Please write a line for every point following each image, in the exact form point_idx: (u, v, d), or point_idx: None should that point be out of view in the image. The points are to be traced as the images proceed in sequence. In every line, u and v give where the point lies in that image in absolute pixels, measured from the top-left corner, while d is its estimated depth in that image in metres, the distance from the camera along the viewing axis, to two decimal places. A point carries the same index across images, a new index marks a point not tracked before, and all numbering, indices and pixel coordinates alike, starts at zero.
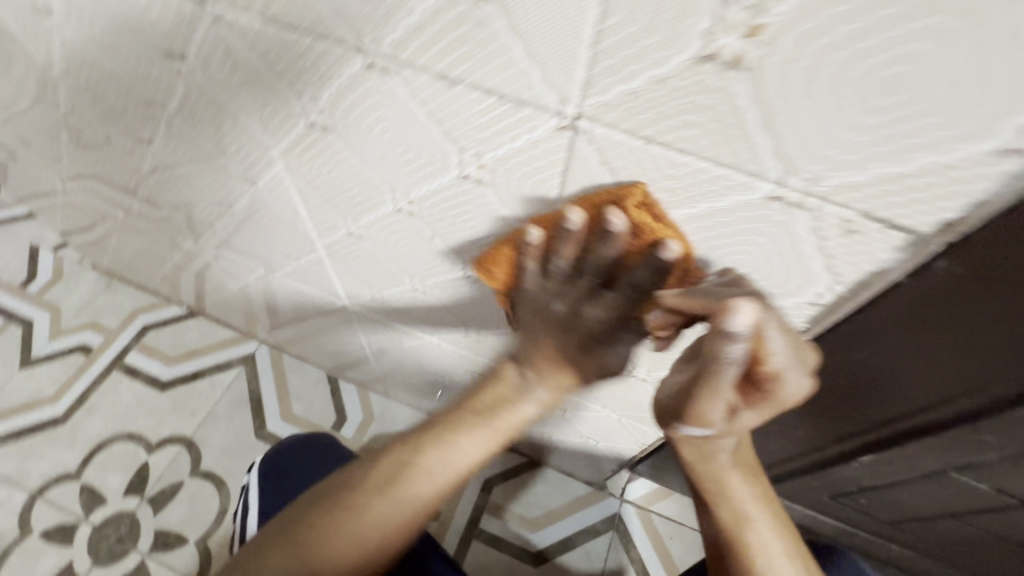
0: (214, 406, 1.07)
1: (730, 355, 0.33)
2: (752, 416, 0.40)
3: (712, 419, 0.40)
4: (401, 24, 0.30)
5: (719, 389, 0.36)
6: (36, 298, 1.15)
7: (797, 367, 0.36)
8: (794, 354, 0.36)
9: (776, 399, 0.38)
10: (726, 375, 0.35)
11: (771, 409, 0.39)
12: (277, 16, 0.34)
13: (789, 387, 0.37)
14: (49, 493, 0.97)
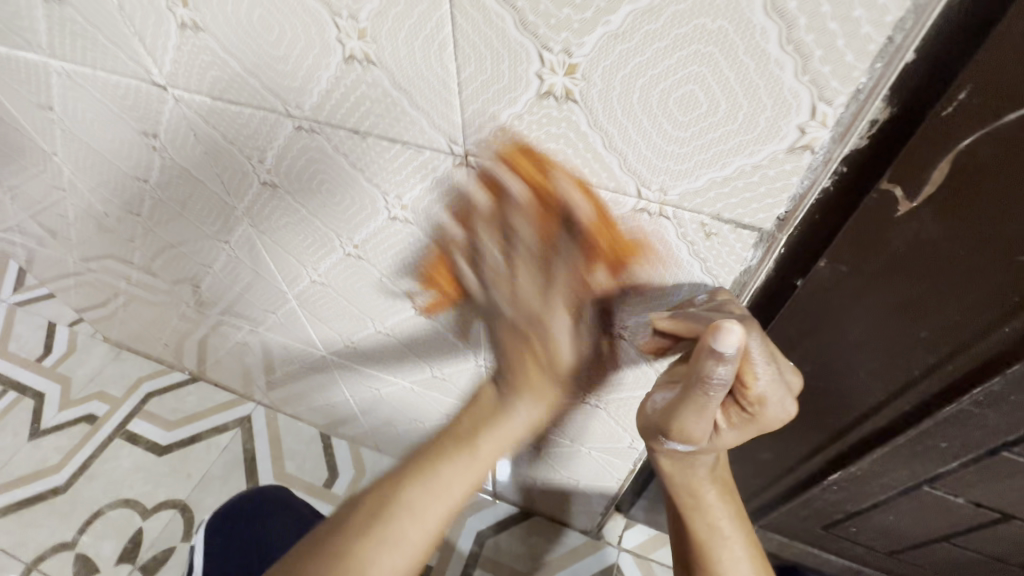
0: (209, 468, 1.09)
1: (720, 381, 0.32)
2: (733, 434, 0.39)
3: (693, 435, 0.39)
4: (315, 91, 0.36)
5: (703, 411, 0.35)
6: (51, 372, 1.23)
7: (783, 391, 0.36)
8: (777, 376, 0.35)
9: (757, 419, 0.37)
10: (713, 399, 0.34)
11: (750, 428, 0.38)
12: (222, 94, 0.40)
13: (769, 408, 0.37)
14: (45, 563, 0.98)
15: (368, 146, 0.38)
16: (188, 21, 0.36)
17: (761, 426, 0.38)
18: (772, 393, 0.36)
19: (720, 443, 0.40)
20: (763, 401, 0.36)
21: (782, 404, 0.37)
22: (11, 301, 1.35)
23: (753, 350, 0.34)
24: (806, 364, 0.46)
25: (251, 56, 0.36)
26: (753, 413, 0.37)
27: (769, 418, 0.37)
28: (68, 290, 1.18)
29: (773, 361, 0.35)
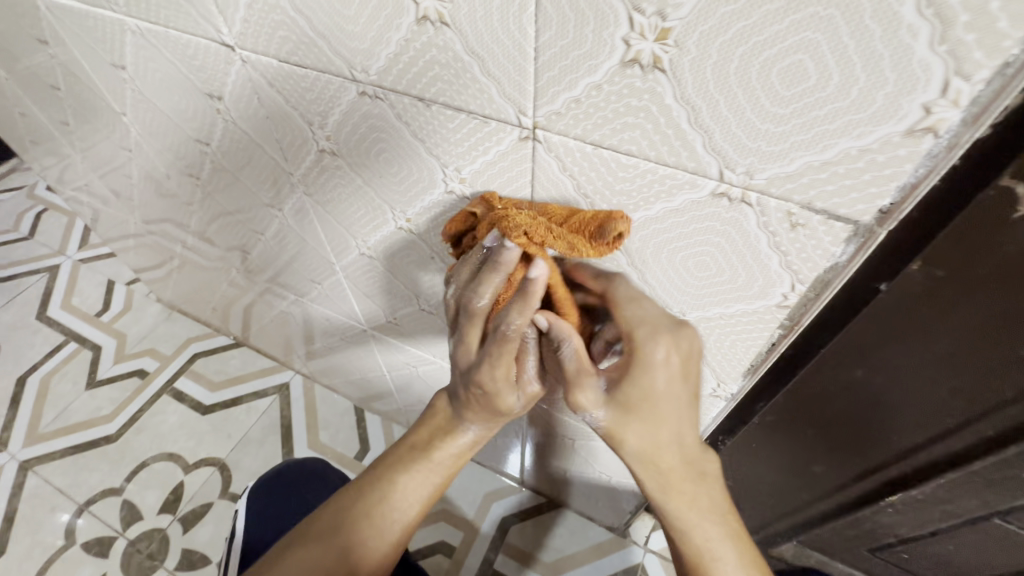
0: (248, 430, 1.12)
1: (559, 334, 0.39)
2: (650, 390, 0.39)
3: (587, 395, 0.41)
4: (382, 54, 0.35)
5: (567, 359, 0.40)
6: (109, 326, 1.31)
7: (656, 333, 0.38)
8: (647, 318, 0.38)
9: (644, 362, 0.38)
10: (568, 352, 0.40)
11: (653, 383, 0.39)
12: (289, 56, 0.40)
13: (656, 355, 0.38)
14: (95, 505, 1.03)
15: (432, 116, 0.37)
16: None
17: (656, 377, 0.39)
18: (644, 328, 0.38)
19: (639, 407, 0.39)
20: (639, 342, 0.38)
21: (666, 347, 0.38)
22: (75, 256, 1.46)
23: (615, 292, 0.39)
24: (877, 376, 0.42)
25: (322, 17, 0.35)
26: (637, 358, 0.39)
27: (657, 365, 0.38)
28: (127, 250, 1.24)
29: (640, 302, 0.39)
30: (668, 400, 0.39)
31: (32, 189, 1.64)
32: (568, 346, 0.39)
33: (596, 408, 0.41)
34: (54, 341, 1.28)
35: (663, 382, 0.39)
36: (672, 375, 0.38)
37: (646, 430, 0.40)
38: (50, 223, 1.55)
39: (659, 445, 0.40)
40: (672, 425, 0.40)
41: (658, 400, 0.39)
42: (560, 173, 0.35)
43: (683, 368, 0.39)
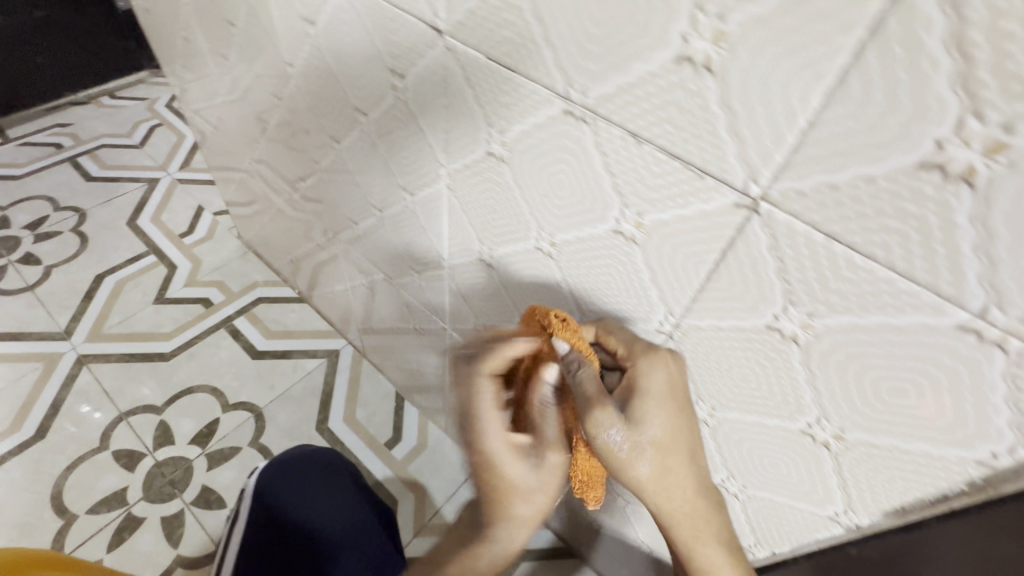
0: (291, 387, 1.13)
1: (573, 360, 0.40)
2: (650, 418, 0.41)
3: (608, 416, 0.39)
4: (614, 81, 0.33)
5: (583, 384, 0.40)
6: (188, 249, 1.35)
7: (651, 358, 0.42)
8: (635, 342, 0.43)
9: (651, 389, 0.41)
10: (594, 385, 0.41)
11: (654, 412, 0.41)
12: (501, 57, 0.38)
13: (656, 381, 0.41)
14: (134, 417, 1.05)
15: (636, 155, 0.35)
16: None
17: (660, 409, 0.41)
18: (639, 353, 0.42)
19: (648, 430, 0.40)
20: (636, 366, 0.42)
21: (661, 374, 0.42)
22: (174, 175, 1.52)
23: (593, 332, 0.44)
24: (966, 564, 0.34)
25: (564, 28, 0.33)
26: (641, 382, 0.41)
27: (659, 390, 0.41)
28: (226, 184, 1.28)
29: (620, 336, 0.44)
30: (673, 426, 0.42)
31: (154, 104, 1.73)
32: (582, 371, 0.40)
33: (614, 429, 0.39)
34: (137, 250, 1.34)
35: (667, 410, 0.41)
36: (670, 398, 0.42)
37: (657, 447, 0.41)
38: (159, 138, 1.63)
39: (667, 460, 0.42)
40: (681, 438, 0.42)
41: (661, 429, 0.41)
42: (766, 251, 0.32)
43: (676, 396, 0.42)
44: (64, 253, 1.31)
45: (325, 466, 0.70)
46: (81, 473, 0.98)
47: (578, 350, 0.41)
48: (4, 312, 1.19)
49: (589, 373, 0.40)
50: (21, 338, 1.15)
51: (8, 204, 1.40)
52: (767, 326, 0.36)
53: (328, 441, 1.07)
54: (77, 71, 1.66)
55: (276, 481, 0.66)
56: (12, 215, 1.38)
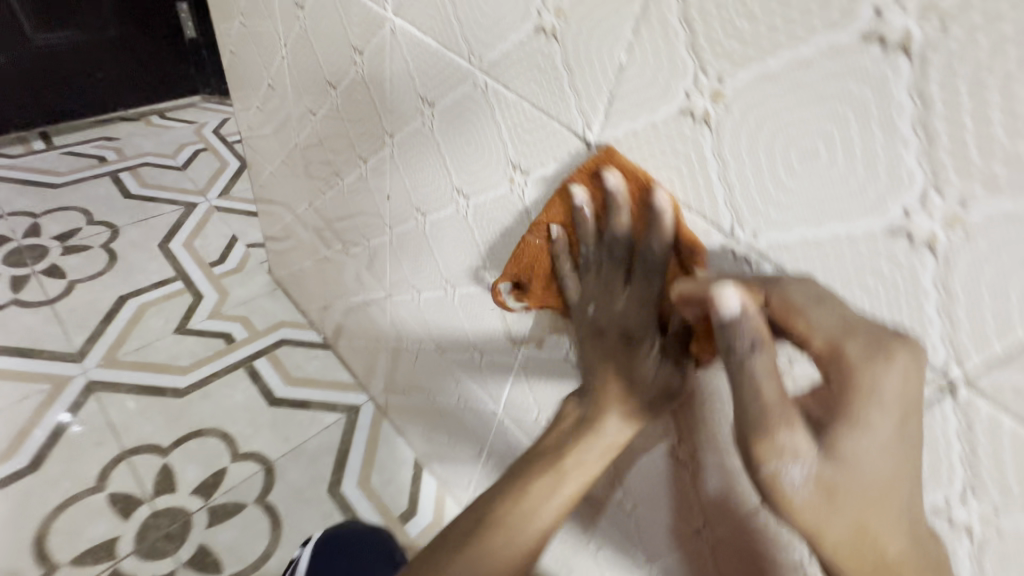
0: (306, 441, 1.06)
1: (748, 341, 0.29)
2: (859, 447, 0.27)
3: (789, 436, 0.27)
4: (799, 232, 0.31)
5: (760, 383, 0.28)
6: (216, 280, 1.32)
7: (877, 350, 0.27)
8: (848, 326, 0.29)
9: (873, 397, 0.27)
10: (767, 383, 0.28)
11: (868, 437, 0.27)
12: (656, 181, 0.37)
13: (882, 391, 0.27)
14: (136, 457, 0.99)
15: None
16: (699, 112, 0.32)
17: (882, 431, 0.27)
18: (856, 339, 0.28)
19: (855, 463, 0.27)
20: (851, 363, 0.27)
21: (899, 378, 0.27)
22: (213, 202, 1.51)
23: (789, 297, 0.30)
24: None
25: (749, 171, 0.31)
26: (861, 385, 0.27)
27: (884, 405, 0.27)
28: (266, 219, 1.25)
29: (826, 306, 0.29)
30: (898, 461, 0.27)
31: (200, 128, 1.74)
32: (757, 359, 0.28)
33: (797, 457, 0.27)
34: (164, 274, 1.30)
35: (881, 452, 0.27)
36: (900, 420, 0.27)
37: (866, 492, 0.27)
38: (202, 162, 1.63)
39: (878, 517, 0.27)
40: (897, 489, 0.28)
41: (879, 466, 0.27)
42: (953, 434, 0.30)
43: (908, 416, 0.27)
44: (90, 269, 1.28)
45: (383, 551, 0.67)
46: (71, 516, 0.91)
47: (757, 324, 0.29)
48: (18, 324, 1.15)
49: (767, 368, 0.28)
50: (31, 355, 1.10)
51: (41, 211, 1.38)
52: (933, 506, 0.33)
53: (338, 507, 0.99)
54: (133, 89, 1.68)
55: (330, 559, 0.63)
56: (43, 223, 1.35)
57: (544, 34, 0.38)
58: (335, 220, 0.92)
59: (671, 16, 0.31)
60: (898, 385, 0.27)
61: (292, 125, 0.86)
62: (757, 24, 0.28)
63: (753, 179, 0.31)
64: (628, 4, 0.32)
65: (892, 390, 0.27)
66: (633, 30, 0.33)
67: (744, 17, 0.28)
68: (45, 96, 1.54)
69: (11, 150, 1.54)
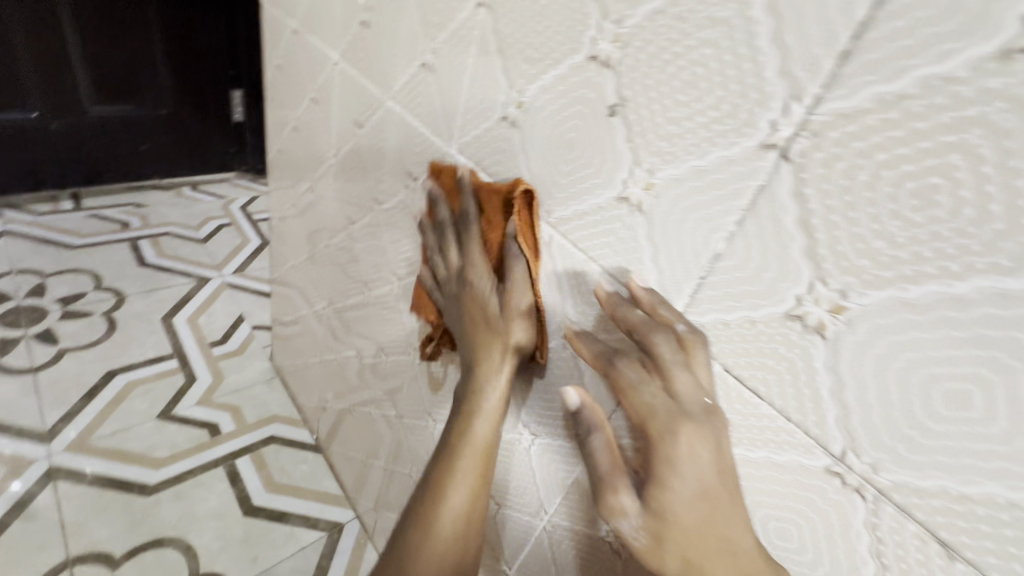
0: (277, 563, 0.94)
1: (586, 426, 0.37)
2: (669, 504, 0.31)
3: (619, 500, 0.33)
4: (938, 482, 0.26)
5: (596, 455, 0.36)
6: (213, 361, 1.25)
7: (672, 426, 0.32)
8: (668, 397, 0.33)
9: (669, 465, 0.31)
10: (600, 449, 0.36)
11: (672, 494, 0.31)
12: (747, 380, 0.32)
13: (677, 458, 0.31)
14: (80, 568, 0.86)
15: (938, 566, 0.27)
16: (813, 321, 0.28)
17: (682, 486, 0.31)
18: (656, 419, 0.32)
19: (674, 517, 0.30)
20: (652, 436, 0.32)
21: (686, 445, 0.31)
22: (227, 278, 1.49)
23: (623, 376, 0.35)
24: None
25: (873, 396, 0.27)
26: (659, 452, 0.32)
27: (683, 465, 0.31)
28: (279, 305, 1.21)
29: (653, 386, 0.33)
30: (705, 512, 0.30)
31: (228, 203, 1.77)
32: (597, 440, 0.36)
33: (627, 515, 0.32)
34: (160, 350, 1.24)
35: (693, 503, 0.30)
36: (698, 482, 0.31)
37: (690, 545, 0.30)
38: (224, 237, 1.63)
39: (706, 559, 0.30)
40: (718, 535, 0.30)
41: (694, 516, 0.30)
42: None
43: (711, 479, 0.31)
44: (85, 338, 1.22)
45: None
46: None
47: (595, 413, 0.37)
48: None
49: (603, 446, 0.36)
50: None
51: (51, 271, 1.35)
52: None
53: None
54: (173, 162, 1.73)
55: None
56: (49, 284, 1.32)
57: (628, 204, 0.36)
58: (353, 322, 0.87)
59: (786, 218, 0.28)
60: (689, 439, 0.31)
61: (326, 224, 0.85)
62: (898, 248, 0.25)
63: (879, 407, 0.27)
64: (734, 197, 0.30)
65: (682, 443, 0.31)
66: (737, 222, 0.30)
67: (881, 237, 0.25)
68: (86, 160, 1.58)
69: (38, 207, 1.55)
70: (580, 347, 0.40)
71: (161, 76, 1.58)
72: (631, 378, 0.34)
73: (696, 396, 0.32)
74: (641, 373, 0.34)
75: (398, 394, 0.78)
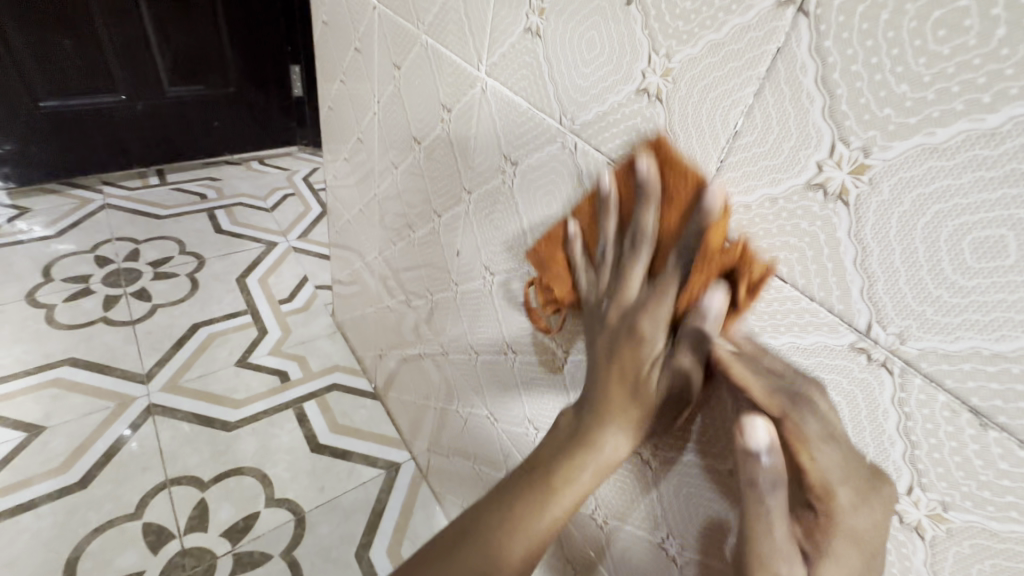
0: (341, 495, 1.02)
1: (765, 480, 0.29)
2: None
3: (785, 567, 0.28)
4: (967, 343, 0.24)
5: (769, 520, 0.29)
6: (282, 317, 1.36)
7: (861, 497, 0.29)
8: (847, 467, 0.29)
9: (848, 536, 0.28)
10: (775, 514, 0.29)
11: (844, 568, 0.28)
12: (767, 264, 0.32)
13: (859, 530, 0.28)
14: (177, 488, 0.98)
15: (968, 437, 0.26)
16: (835, 187, 0.27)
17: (854, 560, 0.28)
18: (847, 487, 0.29)
19: None
20: (837, 503, 0.28)
21: (872, 520, 0.29)
22: (292, 243, 1.59)
23: (801, 428, 0.29)
24: None
25: (899, 260, 0.26)
26: (838, 523, 0.28)
27: (859, 540, 0.28)
28: (337, 264, 1.28)
29: (836, 448, 0.29)
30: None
31: (291, 175, 1.88)
32: (773, 500, 0.29)
33: None
34: (236, 307, 1.36)
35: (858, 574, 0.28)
36: (871, 554, 0.29)
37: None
38: (289, 206, 1.74)
39: None
40: None
41: None
42: None
43: (879, 551, 0.29)
44: (173, 296, 1.36)
45: None
46: (105, 540, 0.90)
47: (777, 461, 0.29)
48: (101, 341, 1.22)
49: (780, 508, 0.29)
50: (106, 371, 1.16)
51: (143, 238, 1.51)
52: None
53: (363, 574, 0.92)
54: (241, 138, 1.85)
55: None
56: (142, 249, 1.47)
57: (647, 95, 0.35)
58: (402, 270, 0.92)
59: (805, 78, 0.27)
60: (870, 519, 0.29)
61: (375, 177, 0.89)
62: (924, 88, 0.23)
63: (905, 270, 0.26)
64: (751, 66, 0.29)
65: (862, 517, 0.28)
66: (755, 93, 0.29)
67: (905, 80, 0.23)
68: (168, 138, 1.73)
69: (131, 182, 1.72)
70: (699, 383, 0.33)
71: (227, 55, 1.69)
72: (826, 445, 0.29)
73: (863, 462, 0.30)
74: (822, 429, 0.29)
75: (444, 331, 0.82)
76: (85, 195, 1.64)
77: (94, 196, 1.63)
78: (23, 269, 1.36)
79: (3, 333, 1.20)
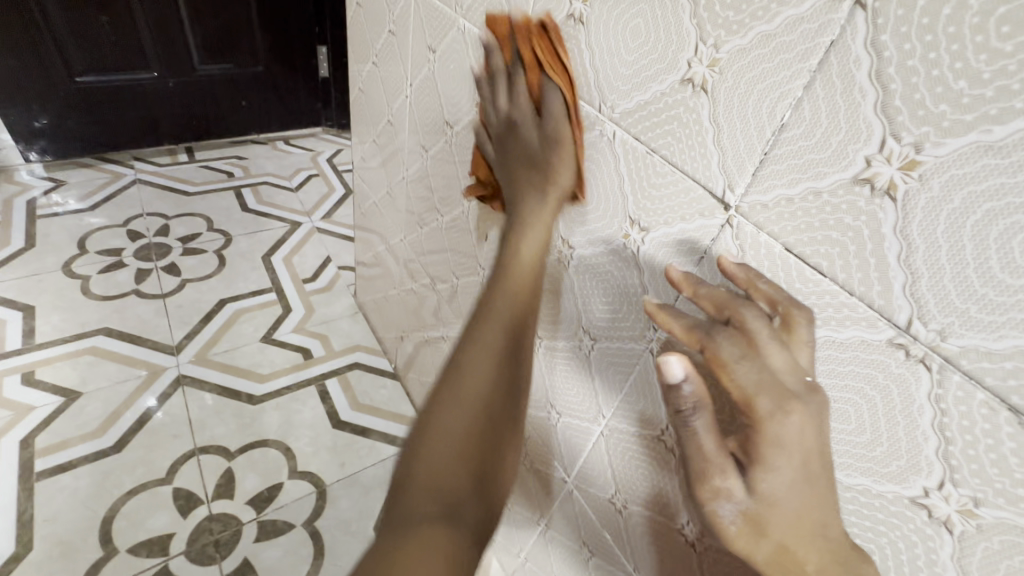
0: (361, 470, 1.05)
1: (688, 403, 0.32)
2: (774, 487, 0.29)
3: (719, 481, 0.30)
4: (1012, 342, 0.25)
5: (698, 438, 0.31)
6: (305, 295, 1.38)
7: (781, 404, 0.29)
8: (770, 377, 0.30)
9: (775, 445, 0.29)
10: (702, 432, 0.31)
11: (778, 477, 0.29)
12: (807, 257, 0.32)
13: (786, 440, 0.29)
14: (204, 456, 1.02)
15: (1005, 435, 0.26)
16: (885, 182, 0.27)
17: (787, 468, 0.29)
18: (766, 396, 0.29)
19: (773, 500, 0.29)
20: (758, 416, 0.29)
21: (797, 425, 0.29)
22: (316, 223, 1.61)
23: (719, 352, 0.32)
24: None
25: (946, 258, 0.26)
26: (763, 433, 0.29)
27: (785, 445, 0.29)
28: (361, 246, 1.30)
29: (753, 359, 0.31)
30: (806, 492, 0.29)
31: (316, 156, 1.90)
32: (698, 421, 0.32)
33: (729, 498, 0.30)
34: (262, 284, 1.39)
35: (793, 479, 0.29)
36: (803, 463, 0.29)
37: (792, 529, 0.29)
38: (314, 187, 1.76)
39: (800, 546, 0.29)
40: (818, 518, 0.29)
41: (796, 501, 0.29)
42: None
43: (814, 460, 0.29)
44: (201, 271, 1.39)
45: None
46: (137, 502, 0.94)
47: (698, 387, 0.32)
48: (133, 313, 1.26)
49: (705, 427, 0.31)
50: (137, 342, 1.20)
51: (173, 214, 1.54)
52: None
53: None
54: (267, 117, 1.87)
55: None
56: (172, 225, 1.51)
57: (691, 85, 0.35)
58: (426, 253, 0.93)
59: (858, 73, 0.27)
60: (795, 417, 0.29)
61: (403, 160, 0.90)
62: (982, 86, 0.23)
63: (952, 269, 0.26)
64: (803, 59, 0.29)
65: (788, 419, 0.29)
66: (806, 86, 0.29)
67: (963, 77, 0.23)
68: (197, 116, 1.76)
69: (160, 158, 1.75)
70: (667, 321, 0.36)
71: (256, 35, 1.70)
72: (740, 359, 0.31)
73: (795, 367, 0.31)
74: (743, 343, 0.31)
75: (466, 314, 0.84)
76: (117, 170, 1.67)
77: (125, 171, 1.67)
78: (59, 240, 1.40)
79: (41, 301, 1.24)
